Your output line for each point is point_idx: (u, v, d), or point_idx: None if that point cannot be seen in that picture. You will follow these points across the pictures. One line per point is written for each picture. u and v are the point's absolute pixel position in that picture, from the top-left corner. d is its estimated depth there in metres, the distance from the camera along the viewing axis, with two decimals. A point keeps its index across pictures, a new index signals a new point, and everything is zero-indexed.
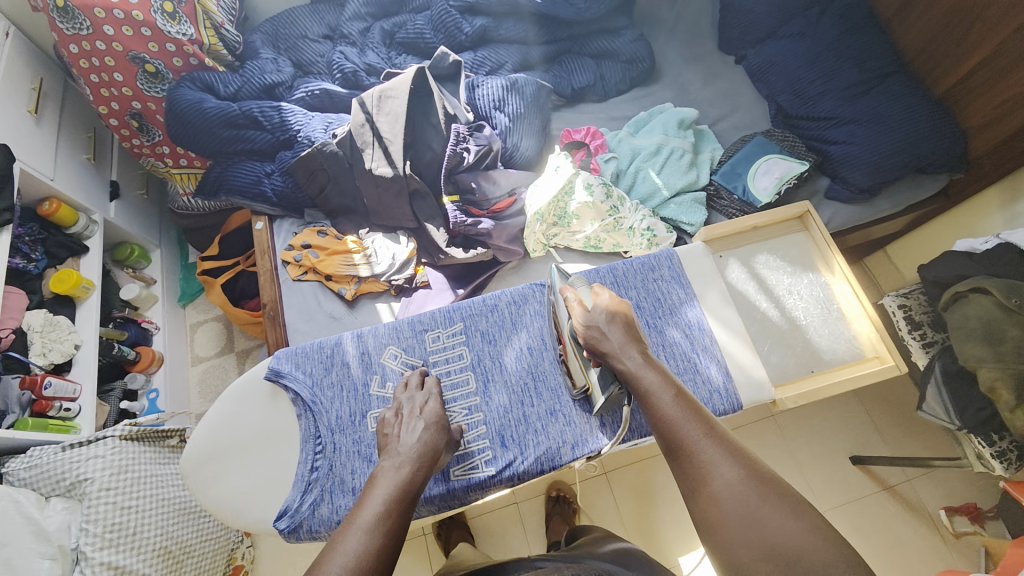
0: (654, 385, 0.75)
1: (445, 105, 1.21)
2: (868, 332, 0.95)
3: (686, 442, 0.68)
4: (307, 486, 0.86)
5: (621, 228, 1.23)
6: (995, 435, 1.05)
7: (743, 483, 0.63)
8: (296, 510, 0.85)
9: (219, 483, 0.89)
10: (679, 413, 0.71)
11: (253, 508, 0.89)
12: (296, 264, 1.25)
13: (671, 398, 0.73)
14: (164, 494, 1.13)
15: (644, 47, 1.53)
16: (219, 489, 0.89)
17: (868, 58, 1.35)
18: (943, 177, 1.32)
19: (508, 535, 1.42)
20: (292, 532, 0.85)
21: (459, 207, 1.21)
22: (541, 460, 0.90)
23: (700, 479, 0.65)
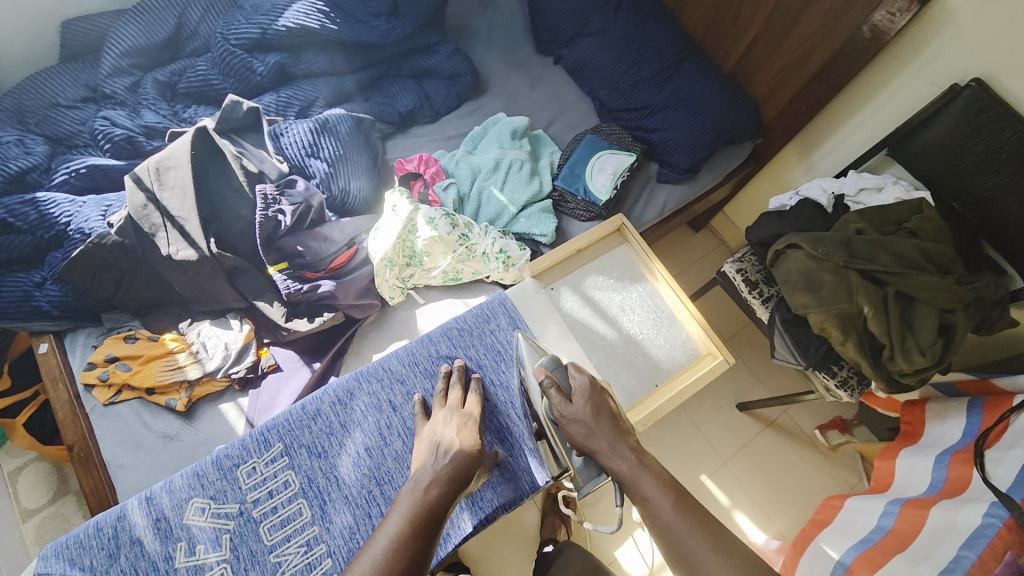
0: (649, 489, 0.76)
1: (244, 164, 1.08)
2: (696, 331, 1.03)
3: (694, 558, 0.68)
4: None
5: (476, 256, 1.18)
6: (835, 367, 1.20)
7: None
8: None
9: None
10: (683, 524, 0.71)
11: None
12: (103, 384, 1.02)
13: (670, 505, 0.73)
14: None
15: (462, 61, 1.49)
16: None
17: (664, 45, 1.44)
18: (748, 144, 1.46)
19: None
20: None
21: (290, 274, 1.08)
22: None
23: None
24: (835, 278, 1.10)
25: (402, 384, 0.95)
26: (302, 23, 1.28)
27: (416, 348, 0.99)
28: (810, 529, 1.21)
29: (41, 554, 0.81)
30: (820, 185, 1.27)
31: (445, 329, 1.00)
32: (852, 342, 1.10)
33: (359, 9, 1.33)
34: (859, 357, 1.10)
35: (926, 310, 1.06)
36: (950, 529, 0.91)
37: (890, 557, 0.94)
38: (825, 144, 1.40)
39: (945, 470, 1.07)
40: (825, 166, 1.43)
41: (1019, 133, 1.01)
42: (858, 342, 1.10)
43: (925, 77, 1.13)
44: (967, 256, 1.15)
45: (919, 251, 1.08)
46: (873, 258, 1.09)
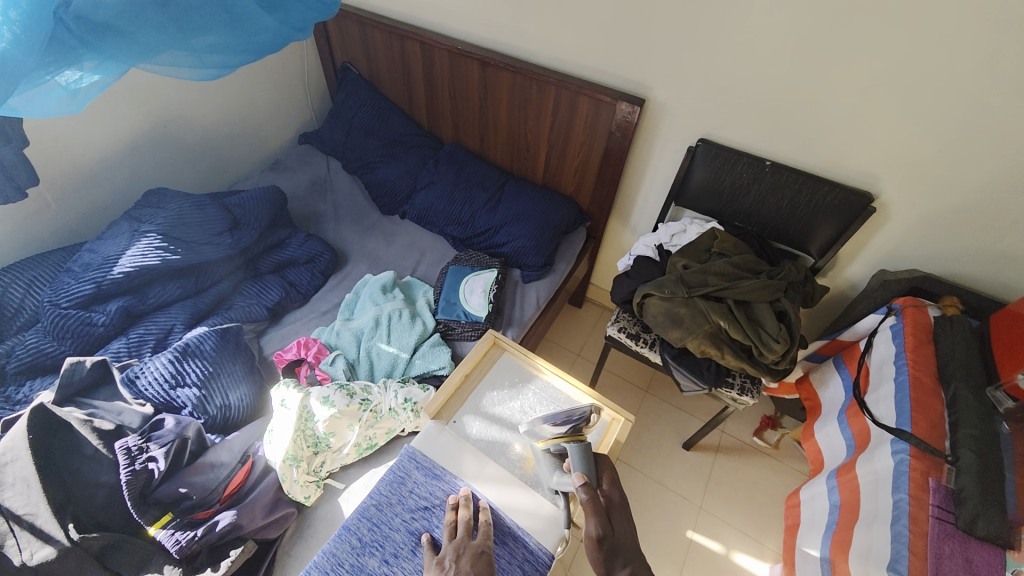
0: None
1: (97, 425, 0.99)
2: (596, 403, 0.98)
3: None
4: None
5: (383, 415, 1.15)
6: (730, 377, 1.35)
7: None
8: None
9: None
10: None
11: None
12: None
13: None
14: None
15: (317, 243, 1.60)
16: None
17: (485, 178, 1.72)
18: (581, 228, 1.74)
19: None
20: None
21: (179, 524, 0.95)
22: None
23: None
24: (688, 307, 1.28)
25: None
26: (141, 263, 1.28)
27: (338, 539, 0.80)
28: (790, 537, 1.25)
29: None
30: (643, 242, 1.55)
31: (360, 505, 0.83)
32: (729, 352, 1.26)
33: (201, 233, 1.39)
34: (740, 362, 1.27)
35: (762, 307, 1.29)
36: (876, 479, 1.03)
37: (852, 532, 1.02)
38: (633, 210, 1.72)
39: (849, 428, 1.22)
40: (643, 224, 1.74)
41: (746, 162, 1.36)
42: (732, 350, 1.27)
43: (671, 146, 1.49)
44: (766, 255, 1.46)
45: (732, 264, 1.34)
46: (705, 281, 1.31)
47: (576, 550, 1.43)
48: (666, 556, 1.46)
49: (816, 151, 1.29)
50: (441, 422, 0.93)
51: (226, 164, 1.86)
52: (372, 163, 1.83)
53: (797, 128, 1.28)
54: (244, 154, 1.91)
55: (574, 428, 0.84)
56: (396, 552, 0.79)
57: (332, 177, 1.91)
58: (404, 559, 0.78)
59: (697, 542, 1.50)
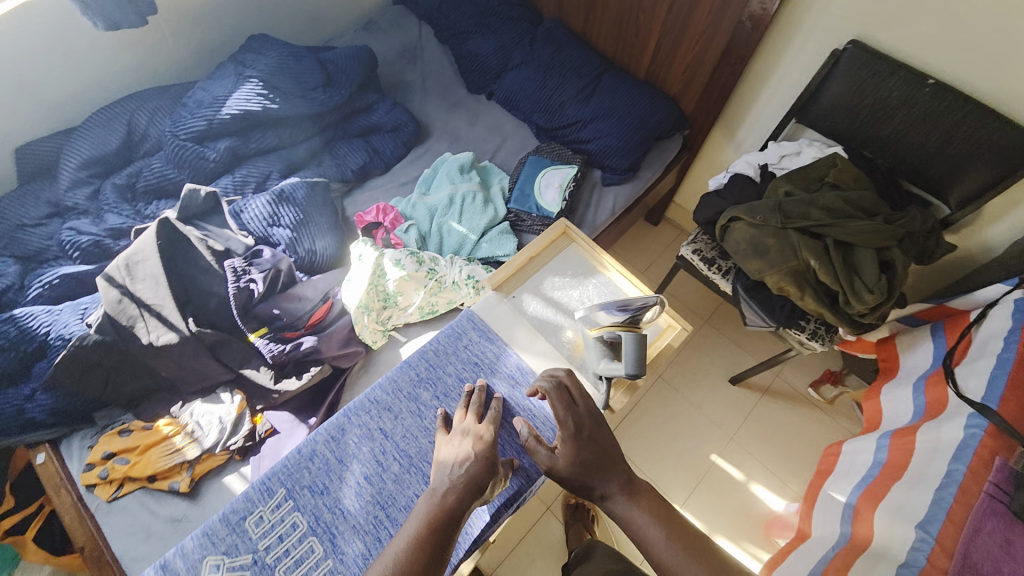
0: (646, 531, 0.67)
1: (210, 245, 1.15)
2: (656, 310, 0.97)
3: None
4: None
5: (446, 286, 1.23)
6: (803, 321, 1.27)
7: None
8: None
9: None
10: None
11: None
12: (105, 482, 1.03)
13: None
14: None
15: (402, 113, 1.59)
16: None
17: (582, 64, 1.57)
18: (678, 136, 1.58)
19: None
20: None
21: (272, 338, 1.13)
22: None
23: None
24: (778, 240, 1.18)
25: (386, 414, 0.85)
26: (244, 107, 1.36)
27: (398, 371, 0.90)
28: (818, 480, 1.26)
29: None
30: (745, 159, 1.39)
31: (421, 348, 0.94)
32: (810, 295, 1.17)
33: (296, 85, 1.43)
34: (820, 308, 1.18)
35: (865, 252, 1.15)
36: (936, 448, 0.98)
37: (889, 487, 1.01)
38: (743, 122, 1.51)
39: (923, 395, 1.14)
40: (752, 140, 1.55)
41: (902, 77, 1.12)
42: (814, 293, 1.18)
43: (812, 47, 1.25)
44: (890, 197, 1.26)
45: (845, 200, 1.18)
46: (807, 215, 1.18)
47: None
48: (685, 471, 1.54)
49: (1005, 73, 1.03)
50: (501, 295, 0.98)
51: (322, 17, 1.83)
52: (466, 33, 1.71)
53: (989, 38, 1.01)
54: (340, 9, 1.86)
55: (632, 318, 0.80)
56: (446, 393, 0.88)
57: (422, 45, 1.82)
58: (454, 399, 0.87)
59: (719, 466, 1.55)
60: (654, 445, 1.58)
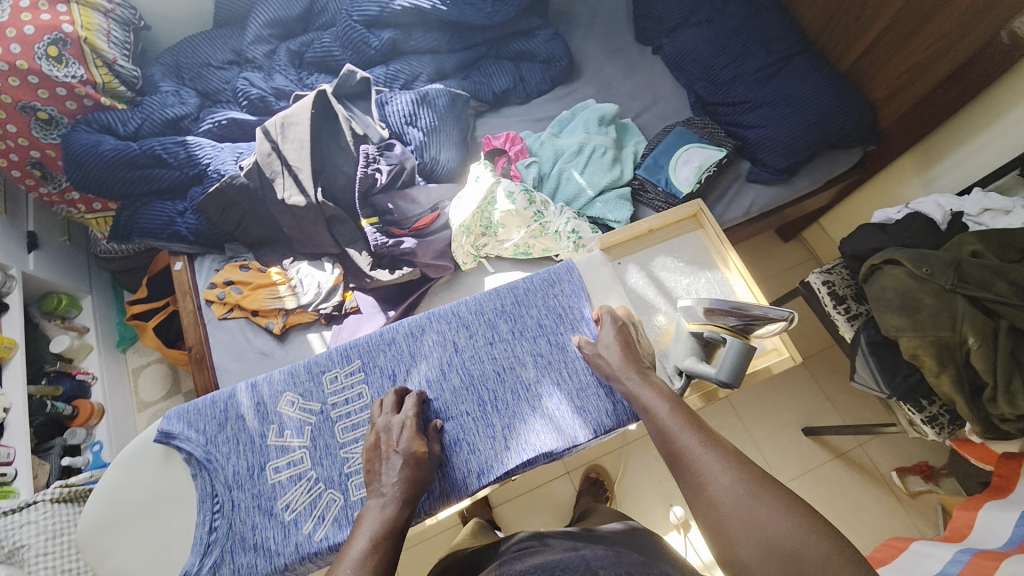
0: (652, 403, 0.71)
1: (353, 127, 1.20)
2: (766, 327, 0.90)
3: (681, 451, 0.63)
4: (204, 550, 0.72)
5: (548, 233, 1.20)
6: (924, 401, 1.09)
7: (738, 486, 0.57)
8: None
9: (110, 558, 0.74)
10: (731, 486, 0.58)
11: None
12: (220, 302, 1.21)
13: (716, 462, 0.60)
14: None
15: (560, 46, 1.51)
16: (116, 562, 0.73)
17: (775, 39, 1.37)
18: (857, 150, 1.35)
19: (524, 523, 1.42)
20: None
21: (379, 228, 1.20)
22: (446, 494, 0.77)
23: (694, 480, 0.60)
24: (937, 301, 1.00)
25: (464, 332, 0.87)
26: (417, 3, 1.38)
27: (486, 295, 0.91)
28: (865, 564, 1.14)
29: (165, 413, 0.81)
30: (933, 199, 1.17)
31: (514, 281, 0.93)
32: (948, 375, 0.99)
33: None
34: (954, 393, 0.99)
35: None
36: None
37: None
38: (949, 156, 1.24)
39: None
40: (947, 182, 1.26)
41: None
42: (955, 376, 0.99)
43: None
44: None
45: None
46: (987, 285, 0.98)
47: (637, 436, 1.51)
48: None
49: None
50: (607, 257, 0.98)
51: None
52: None
53: None
54: None
55: (745, 325, 0.74)
56: (521, 332, 0.88)
57: None
58: (529, 342, 0.87)
59: None
60: None
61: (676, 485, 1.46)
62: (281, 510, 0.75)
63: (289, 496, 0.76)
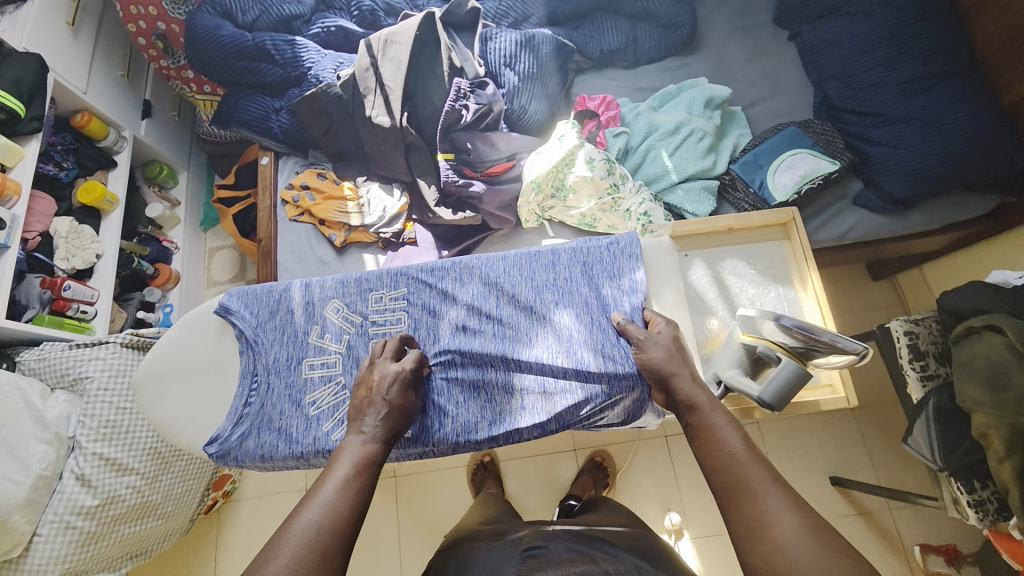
0: (721, 424, 0.64)
1: (452, 57, 1.19)
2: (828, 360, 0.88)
3: (747, 480, 0.58)
4: (237, 420, 0.81)
5: (619, 210, 1.16)
6: (978, 483, 0.98)
7: (808, 533, 0.53)
8: (226, 438, 0.80)
9: (160, 406, 0.84)
10: (796, 534, 0.53)
11: (188, 434, 0.84)
12: (294, 205, 1.28)
13: (784, 502, 0.56)
14: (128, 425, 1.10)
15: (685, 12, 1.38)
16: (163, 411, 0.84)
17: (938, 49, 1.17)
18: (997, 198, 1.16)
19: (522, 483, 1.47)
20: (221, 458, 0.80)
21: (453, 166, 1.20)
22: (456, 433, 0.79)
23: (758, 518, 0.55)
24: None
25: (509, 286, 0.86)
26: None
27: (541, 255, 0.88)
28: None
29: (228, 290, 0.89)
30: None
31: (574, 247, 0.89)
32: (1012, 464, 0.87)
33: None
34: (1012, 485, 0.88)
35: None
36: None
37: None
38: None
39: None
40: None
41: None
42: (1022, 467, 0.87)
43: None
44: None
45: None
46: None
47: (652, 434, 1.49)
48: (714, 518, 1.41)
49: None
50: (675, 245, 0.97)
51: None
52: None
53: None
54: None
55: (806, 349, 0.67)
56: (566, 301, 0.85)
57: None
58: (572, 311, 0.84)
59: None
60: None
61: (678, 492, 1.44)
62: (307, 404, 0.81)
63: (316, 394, 0.82)
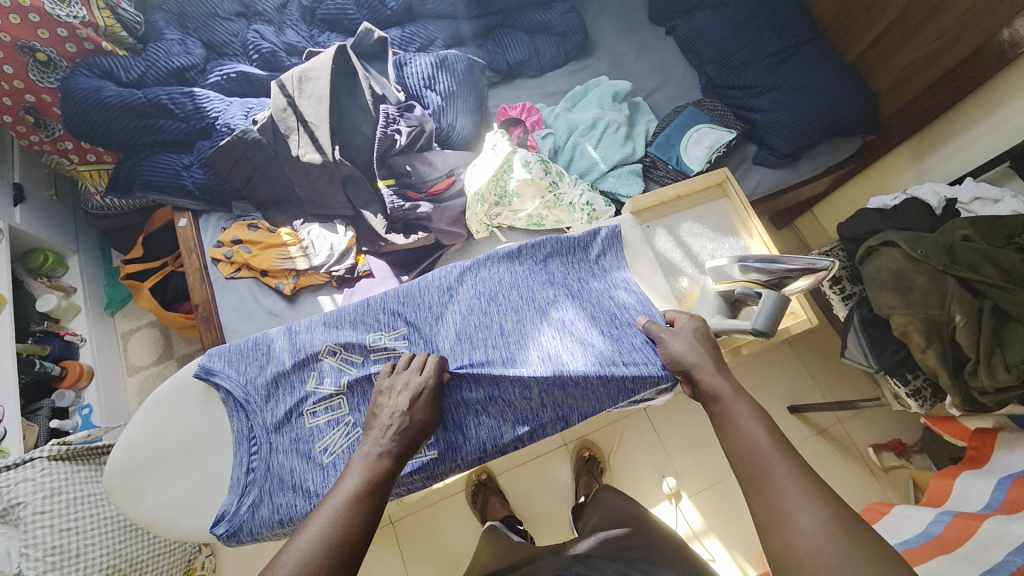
0: (743, 420, 0.67)
1: (371, 85, 1.19)
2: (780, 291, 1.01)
3: (770, 475, 0.60)
4: (243, 489, 0.76)
5: (562, 205, 1.22)
6: (910, 375, 1.15)
7: (830, 529, 0.54)
8: (234, 513, 0.75)
9: (151, 496, 0.80)
10: (820, 525, 0.55)
11: (186, 518, 0.79)
12: (227, 261, 1.18)
13: (806, 497, 0.57)
14: (83, 545, 0.95)
15: (576, 20, 1.51)
16: (151, 502, 0.79)
17: (786, 26, 1.40)
18: (858, 139, 1.40)
19: (525, 491, 1.46)
20: (232, 537, 0.74)
21: (396, 191, 1.20)
22: (483, 441, 0.80)
23: (778, 510, 0.58)
24: (929, 281, 1.06)
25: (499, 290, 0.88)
26: None
27: (525, 256, 0.92)
28: None
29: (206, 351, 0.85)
30: (930, 186, 1.22)
31: (556, 244, 0.94)
32: (934, 350, 1.05)
33: None
34: (938, 367, 1.06)
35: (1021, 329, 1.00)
36: (997, 539, 0.90)
37: (932, 556, 0.96)
38: (944, 148, 1.30)
39: (1003, 491, 1.01)
40: (941, 173, 1.32)
41: None
42: (940, 350, 1.05)
43: None
44: None
45: None
46: (975, 267, 1.04)
47: (633, 409, 1.56)
48: (705, 472, 1.51)
49: None
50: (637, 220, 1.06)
51: None
52: None
53: None
54: None
55: (778, 279, 0.77)
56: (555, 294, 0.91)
57: None
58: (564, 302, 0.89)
59: None
60: (689, 431, 1.55)
61: (669, 457, 1.52)
62: (319, 453, 0.77)
63: (326, 440, 0.78)
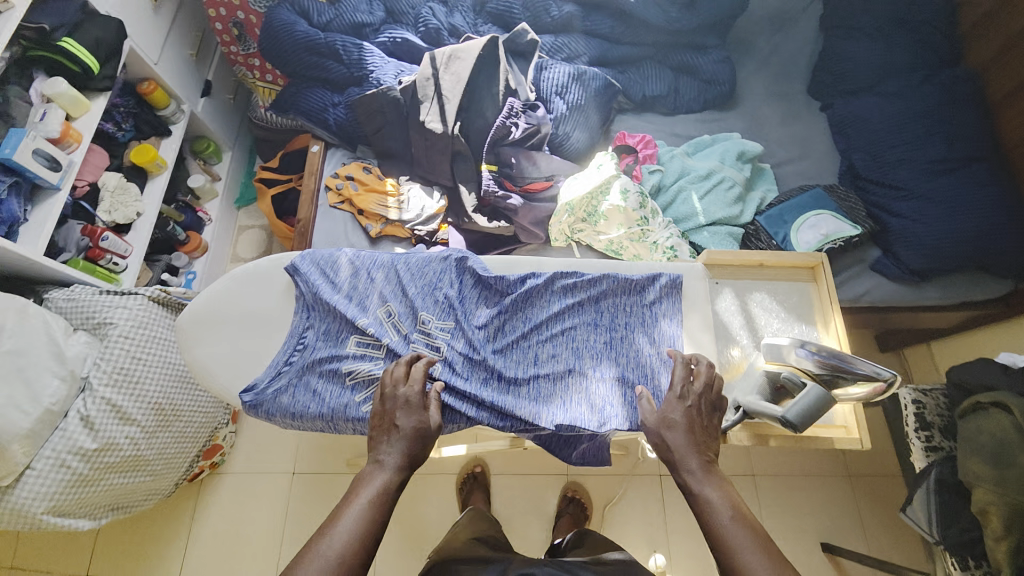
0: (714, 503, 0.71)
1: (508, 79, 1.28)
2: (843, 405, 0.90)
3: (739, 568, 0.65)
4: (277, 374, 0.85)
5: (646, 241, 1.19)
6: (972, 562, 0.97)
7: None
8: (262, 390, 0.84)
9: (202, 347, 0.91)
10: None
11: (222, 378, 0.90)
12: (336, 193, 1.33)
13: None
14: (144, 376, 1.12)
15: (726, 71, 1.48)
16: (200, 352, 0.91)
17: (962, 136, 1.25)
18: (1010, 282, 1.21)
19: (511, 503, 1.45)
20: (253, 408, 0.85)
21: (495, 177, 1.27)
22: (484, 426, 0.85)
23: None
24: None
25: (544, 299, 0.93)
26: None
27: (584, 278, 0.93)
28: None
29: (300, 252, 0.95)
30: None
31: (618, 277, 0.94)
32: (1010, 543, 0.88)
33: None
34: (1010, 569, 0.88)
35: None
36: None
37: None
38: None
39: None
40: None
41: None
42: (1016, 547, 0.89)
43: None
44: None
45: None
46: None
47: (647, 471, 1.48)
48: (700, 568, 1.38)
49: None
50: (707, 272, 0.99)
51: None
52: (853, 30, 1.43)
53: None
54: None
55: (831, 376, 0.74)
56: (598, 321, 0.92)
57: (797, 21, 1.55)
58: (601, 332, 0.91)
59: None
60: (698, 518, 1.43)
61: (666, 536, 1.41)
62: (344, 373, 0.85)
63: (356, 364, 0.86)
